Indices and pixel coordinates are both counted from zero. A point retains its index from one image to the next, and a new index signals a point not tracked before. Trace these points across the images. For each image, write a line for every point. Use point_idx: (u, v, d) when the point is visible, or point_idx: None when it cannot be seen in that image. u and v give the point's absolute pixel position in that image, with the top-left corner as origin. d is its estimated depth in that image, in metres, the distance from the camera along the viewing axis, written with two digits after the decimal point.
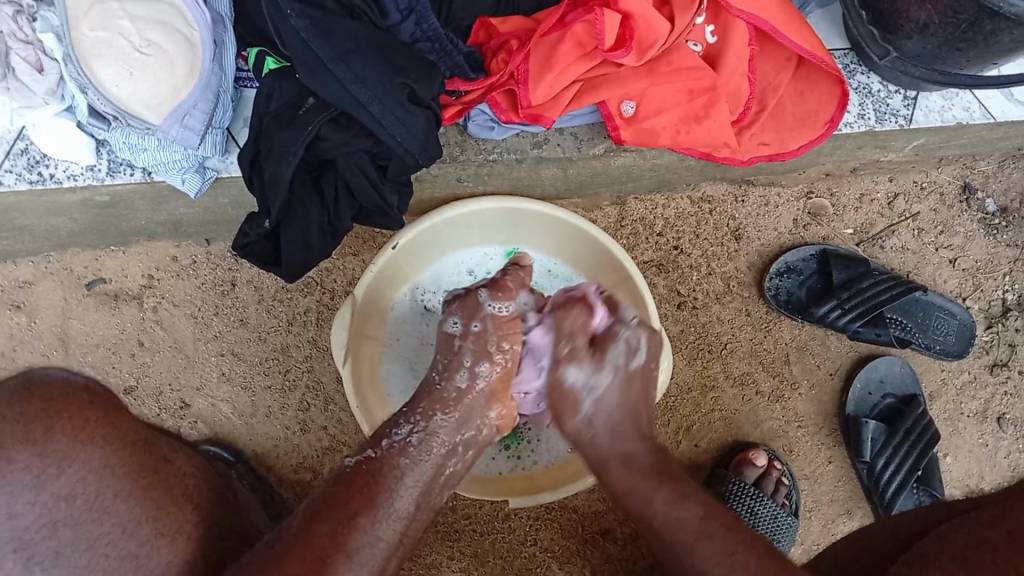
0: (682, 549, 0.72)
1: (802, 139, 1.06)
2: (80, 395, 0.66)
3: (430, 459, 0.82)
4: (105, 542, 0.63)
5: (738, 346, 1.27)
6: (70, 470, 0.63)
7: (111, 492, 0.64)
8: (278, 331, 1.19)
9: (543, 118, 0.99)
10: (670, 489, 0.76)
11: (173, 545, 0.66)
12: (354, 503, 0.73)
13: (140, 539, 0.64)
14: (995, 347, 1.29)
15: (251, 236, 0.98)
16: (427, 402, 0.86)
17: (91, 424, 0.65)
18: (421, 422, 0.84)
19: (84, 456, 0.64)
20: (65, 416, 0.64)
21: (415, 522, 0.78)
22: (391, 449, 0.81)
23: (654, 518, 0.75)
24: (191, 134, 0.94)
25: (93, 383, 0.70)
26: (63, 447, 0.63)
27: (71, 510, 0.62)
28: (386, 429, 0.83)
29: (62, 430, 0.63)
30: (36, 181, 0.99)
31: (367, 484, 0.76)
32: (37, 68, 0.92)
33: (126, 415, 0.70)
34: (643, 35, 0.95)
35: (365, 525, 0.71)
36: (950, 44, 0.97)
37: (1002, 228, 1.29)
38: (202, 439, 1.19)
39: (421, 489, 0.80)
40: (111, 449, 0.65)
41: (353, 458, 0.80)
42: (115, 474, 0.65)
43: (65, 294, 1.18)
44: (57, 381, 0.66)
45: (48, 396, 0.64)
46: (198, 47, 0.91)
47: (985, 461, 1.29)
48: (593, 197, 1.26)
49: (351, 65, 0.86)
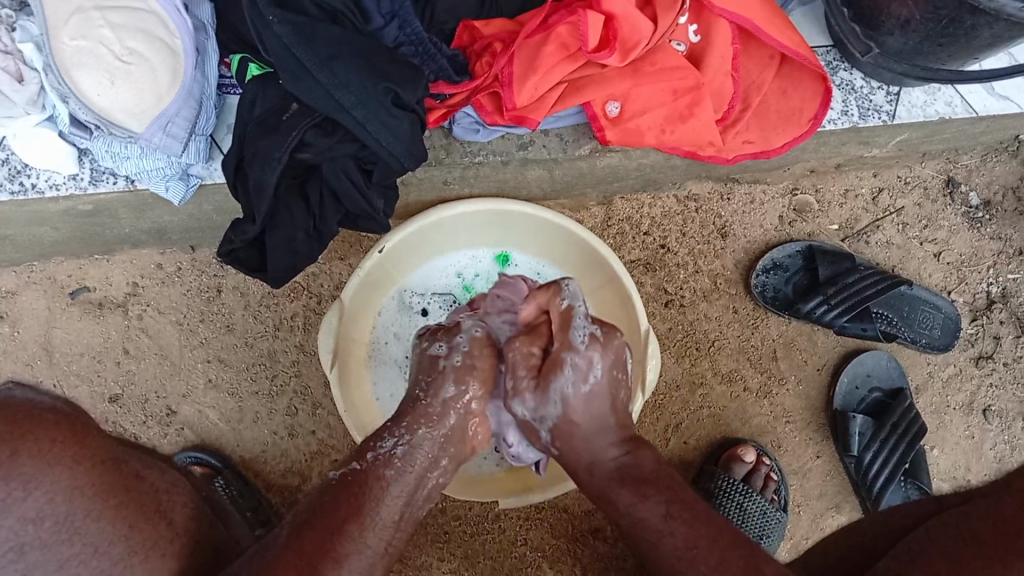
0: (654, 532, 0.73)
1: (785, 137, 1.07)
2: (46, 417, 0.63)
3: (412, 472, 0.81)
4: (76, 563, 0.61)
5: (726, 344, 1.27)
6: (38, 492, 0.60)
7: (82, 513, 0.62)
8: (265, 337, 1.19)
9: (529, 120, 0.99)
10: (632, 489, 0.77)
11: (148, 563, 0.65)
12: (341, 511, 0.73)
13: (113, 558, 0.63)
14: (980, 340, 1.30)
15: (236, 243, 0.96)
16: (412, 416, 0.85)
17: (57, 445, 0.63)
18: (405, 435, 0.83)
19: (53, 478, 0.62)
20: (31, 440, 0.61)
21: (398, 530, 0.77)
22: (375, 461, 0.80)
23: (625, 511, 0.76)
24: (173, 142, 0.93)
25: (60, 403, 0.67)
26: (31, 470, 0.60)
27: (39, 532, 0.60)
28: (370, 443, 0.82)
29: (28, 453, 0.61)
30: (17, 191, 0.98)
31: (353, 493, 0.75)
32: (17, 78, 0.89)
33: (93, 432, 0.68)
34: (627, 36, 0.95)
35: (353, 533, 0.71)
36: (931, 40, 0.98)
37: (986, 221, 1.30)
38: (188, 446, 1.18)
39: (405, 500, 0.79)
40: (80, 469, 0.63)
41: (337, 470, 0.79)
42: (86, 495, 0.63)
43: (49, 304, 1.17)
44: (23, 405, 0.63)
45: (14, 418, 0.62)
46: (181, 56, 0.91)
47: (971, 453, 1.30)
48: (580, 198, 1.26)
49: (334, 70, 0.85)
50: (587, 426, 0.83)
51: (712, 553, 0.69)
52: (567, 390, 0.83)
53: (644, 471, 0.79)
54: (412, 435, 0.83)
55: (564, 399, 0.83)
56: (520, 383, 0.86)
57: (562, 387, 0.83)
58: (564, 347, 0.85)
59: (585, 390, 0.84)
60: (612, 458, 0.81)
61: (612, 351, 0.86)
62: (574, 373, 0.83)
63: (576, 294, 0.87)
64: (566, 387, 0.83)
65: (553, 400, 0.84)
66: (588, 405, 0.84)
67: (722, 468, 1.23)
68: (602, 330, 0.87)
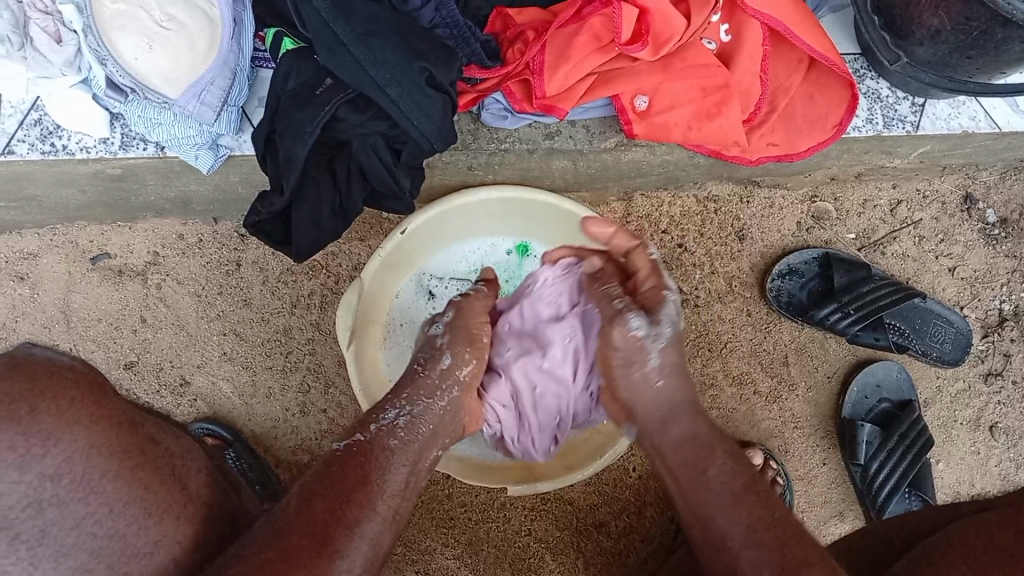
0: (728, 499, 0.74)
1: (810, 141, 1.08)
2: (64, 376, 0.62)
3: (418, 441, 0.82)
4: (92, 521, 0.61)
5: (738, 346, 1.28)
6: (57, 450, 0.60)
7: (100, 472, 0.62)
8: (282, 313, 1.19)
9: (557, 110, 1.00)
10: (729, 446, 0.80)
11: (162, 526, 0.64)
12: (353, 490, 0.73)
13: (129, 518, 0.62)
14: (990, 357, 1.31)
15: (263, 215, 0.98)
16: (412, 388, 0.86)
17: (76, 405, 0.61)
18: (406, 406, 0.84)
19: (70, 437, 0.60)
20: (50, 398, 0.60)
21: (404, 501, 0.78)
22: (379, 433, 0.80)
23: (708, 468, 0.77)
24: (208, 110, 0.94)
25: (78, 363, 0.66)
26: (49, 428, 0.60)
27: (57, 490, 0.60)
28: (373, 415, 0.82)
29: (46, 411, 0.60)
30: (48, 151, 0.99)
31: (359, 465, 0.76)
32: (56, 39, 0.92)
33: (111, 394, 0.66)
34: (660, 30, 0.95)
35: (361, 501, 0.72)
36: (960, 51, 0.99)
37: (1001, 239, 1.31)
38: (200, 417, 1.19)
39: (410, 469, 0.80)
40: (99, 429, 0.62)
41: (342, 441, 0.79)
42: (102, 454, 0.62)
43: (69, 268, 1.18)
44: (42, 362, 0.62)
45: (34, 376, 0.61)
46: (218, 25, 0.91)
47: (976, 468, 1.30)
48: (601, 192, 1.27)
49: (370, 48, 0.87)
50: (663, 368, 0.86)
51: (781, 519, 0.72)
52: (672, 317, 0.88)
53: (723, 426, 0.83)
54: (417, 408, 0.84)
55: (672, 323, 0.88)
56: (631, 305, 0.88)
57: (665, 316, 0.88)
58: (657, 299, 0.90)
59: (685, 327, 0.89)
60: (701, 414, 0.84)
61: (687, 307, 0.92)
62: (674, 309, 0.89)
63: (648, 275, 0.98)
64: (671, 313, 0.88)
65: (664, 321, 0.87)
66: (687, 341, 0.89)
67: None
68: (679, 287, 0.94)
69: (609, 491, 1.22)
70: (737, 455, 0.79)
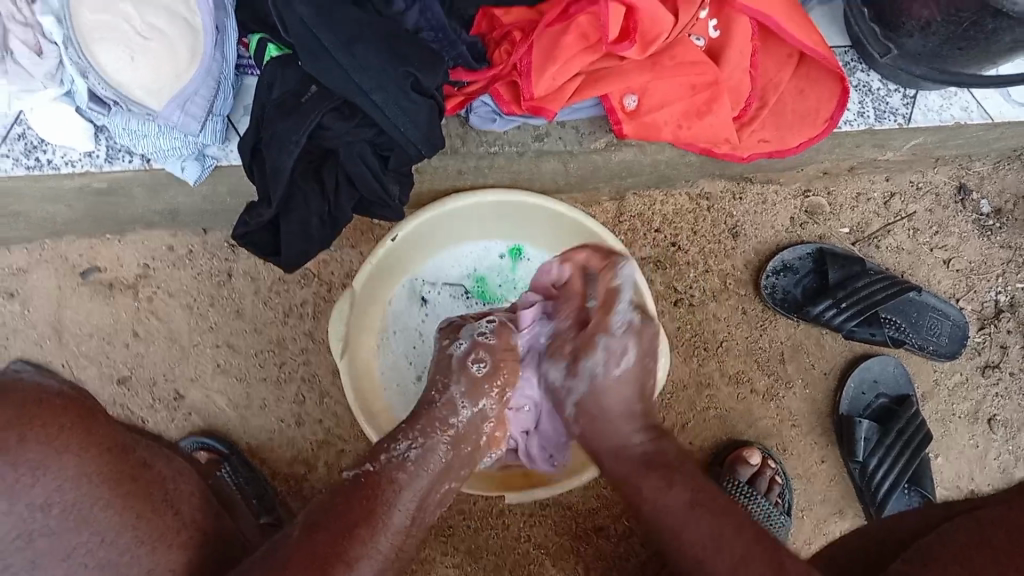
0: (681, 516, 0.77)
1: (801, 138, 1.07)
2: (53, 401, 0.61)
3: (428, 473, 0.83)
4: (84, 551, 0.60)
5: (735, 344, 1.27)
6: (46, 479, 0.58)
7: (89, 502, 0.60)
8: (274, 323, 1.18)
9: (546, 111, 0.99)
10: (662, 476, 0.81)
11: (155, 554, 0.63)
12: (353, 514, 0.73)
13: (120, 548, 0.61)
14: (987, 349, 1.30)
15: (252, 226, 0.97)
16: (426, 418, 0.87)
17: (65, 432, 0.60)
18: (419, 438, 0.84)
19: (59, 466, 0.59)
20: (38, 425, 0.59)
21: (409, 538, 0.78)
22: (388, 463, 0.81)
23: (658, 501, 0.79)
24: (192, 121, 0.93)
25: (67, 387, 0.65)
26: (36, 456, 0.58)
27: (48, 520, 0.58)
28: (384, 445, 0.83)
29: (35, 438, 0.59)
30: (33, 166, 0.98)
31: (367, 495, 0.76)
32: (37, 51, 0.91)
33: (103, 420, 0.65)
34: (648, 28, 0.94)
35: (362, 537, 0.71)
36: (951, 43, 0.98)
37: (996, 229, 1.30)
38: (194, 431, 1.18)
39: (415, 504, 0.80)
40: (87, 457, 0.61)
41: (352, 470, 0.80)
42: (92, 481, 0.61)
43: (60, 283, 1.17)
44: (30, 388, 0.61)
45: (22, 402, 0.59)
46: (200, 34, 0.90)
47: (975, 462, 1.30)
48: (592, 193, 1.26)
49: (355, 54, 0.85)
50: (611, 410, 0.88)
51: (735, 542, 0.73)
52: (597, 368, 0.89)
53: (669, 457, 0.84)
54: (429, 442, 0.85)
55: (593, 376, 0.89)
56: (563, 352, 0.93)
57: (603, 350, 0.89)
58: (600, 328, 0.90)
59: (615, 373, 0.89)
60: (638, 443, 0.86)
61: (646, 341, 0.90)
62: (603, 356, 0.89)
63: (631, 283, 0.93)
64: (596, 364, 0.89)
65: (582, 376, 0.90)
66: (623, 384, 0.89)
67: (727, 470, 1.23)
68: (643, 318, 0.91)
69: (607, 495, 1.22)
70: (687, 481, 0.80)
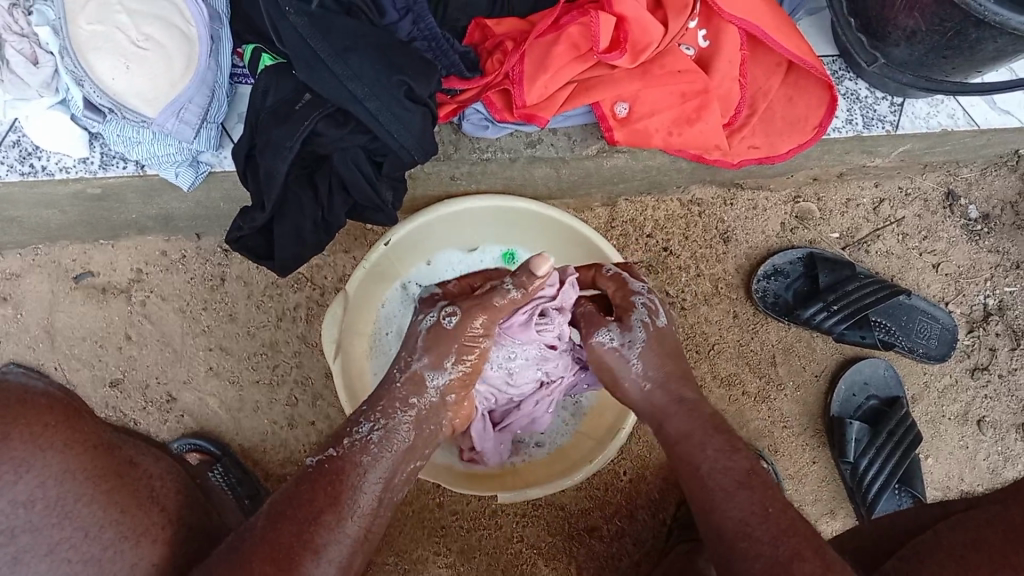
0: (732, 484, 0.76)
1: (791, 143, 1.08)
2: (38, 401, 0.62)
3: (391, 456, 0.82)
4: (67, 546, 0.60)
5: (726, 347, 1.28)
6: (29, 475, 0.59)
7: (73, 497, 0.61)
8: (267, 327, 1.19)
9: (539, 118, 1.00)
10: (724, 441, 0.80)
11: (139, 549, 0.64)
12: (317, 501, 0.74)
13: (104, 543, 0.62)
14: (975, 352, 1.32)
15: (245, 229, 0.97)
16: (386, 399, 0.85)
17: (50, 430, 0.61)
18: (381, 419, 0.83)
19: (43, 463, 0.60)
20: (22, 424, 0.60)
21: (376, 517, 0.79)
22: (351, 447, 0.80)
23: (703, 463, 0.79)
24: (187, 128, 0.94)
25: (54, 389, 0.65)
26: (22, 454, 0.59)
27: (30, 516, 0.59)
28: (347, 428, 0.83)
29: (19, 438, 0.59)
30: (28, 171, 0.99)
31: (330, 483, 0.76)
32: (32, 60, 0.91)
33: (87, 419, 0.66)
34: (638, 38, 0.95)
35: (329, 523, 0.73)
36: (936, 52, 0.99)
37: (984, 234, 1.32)
38: (188, 434, 1.19)
39: (382, 485, 0.81)
40: (72, 453, 0.62)
41: (314, 457, 0.80)
42: (76, 478, 0.62)
43: (53, 287, 1.17)
44: (15, 390, 0.61)
45: (6, 404, 0.60)
46: (195, 43, 0.92)
47: (964, 463, 1.31)
48: (585, 198, 1.27)
49: (349, 62, 0.86)
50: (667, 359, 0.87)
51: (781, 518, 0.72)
52: (643, 317, 0.88)
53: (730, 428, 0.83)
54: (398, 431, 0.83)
55: (644, 325, 0.87)
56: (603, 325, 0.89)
57: (642, 304, 0.88)
58: (626, 294, 0.90)
59: (658, 323, 0.88)
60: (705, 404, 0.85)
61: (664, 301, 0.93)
62: (645, 309, 0.88)
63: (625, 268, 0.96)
64: (641, 315, 0.88)
65: (635, 326, 0.87)
66: (663, 336, 0.88)
67: None
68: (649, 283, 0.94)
69: (600, 496, 1.23)
70: (733, 449, 0.80)
